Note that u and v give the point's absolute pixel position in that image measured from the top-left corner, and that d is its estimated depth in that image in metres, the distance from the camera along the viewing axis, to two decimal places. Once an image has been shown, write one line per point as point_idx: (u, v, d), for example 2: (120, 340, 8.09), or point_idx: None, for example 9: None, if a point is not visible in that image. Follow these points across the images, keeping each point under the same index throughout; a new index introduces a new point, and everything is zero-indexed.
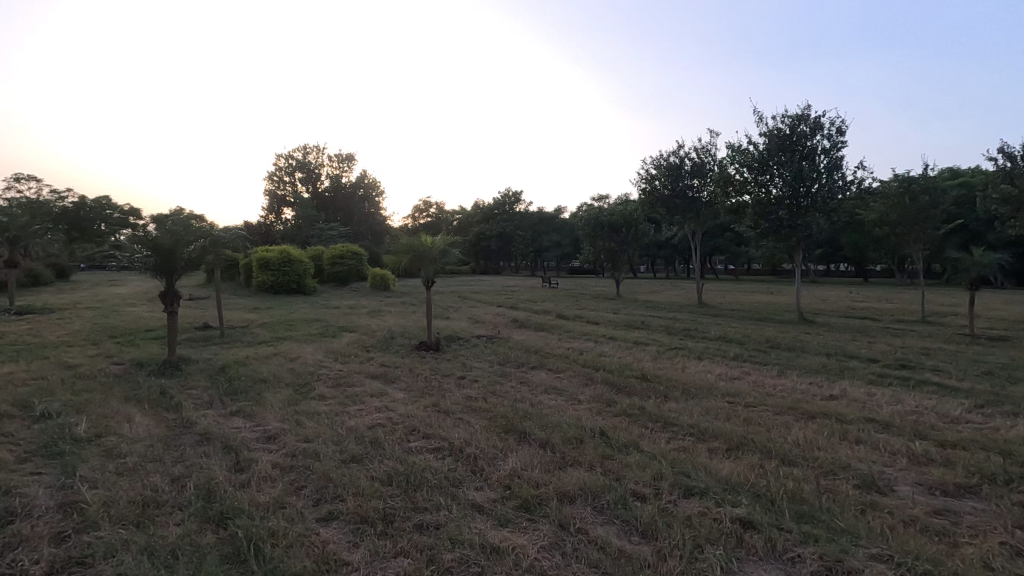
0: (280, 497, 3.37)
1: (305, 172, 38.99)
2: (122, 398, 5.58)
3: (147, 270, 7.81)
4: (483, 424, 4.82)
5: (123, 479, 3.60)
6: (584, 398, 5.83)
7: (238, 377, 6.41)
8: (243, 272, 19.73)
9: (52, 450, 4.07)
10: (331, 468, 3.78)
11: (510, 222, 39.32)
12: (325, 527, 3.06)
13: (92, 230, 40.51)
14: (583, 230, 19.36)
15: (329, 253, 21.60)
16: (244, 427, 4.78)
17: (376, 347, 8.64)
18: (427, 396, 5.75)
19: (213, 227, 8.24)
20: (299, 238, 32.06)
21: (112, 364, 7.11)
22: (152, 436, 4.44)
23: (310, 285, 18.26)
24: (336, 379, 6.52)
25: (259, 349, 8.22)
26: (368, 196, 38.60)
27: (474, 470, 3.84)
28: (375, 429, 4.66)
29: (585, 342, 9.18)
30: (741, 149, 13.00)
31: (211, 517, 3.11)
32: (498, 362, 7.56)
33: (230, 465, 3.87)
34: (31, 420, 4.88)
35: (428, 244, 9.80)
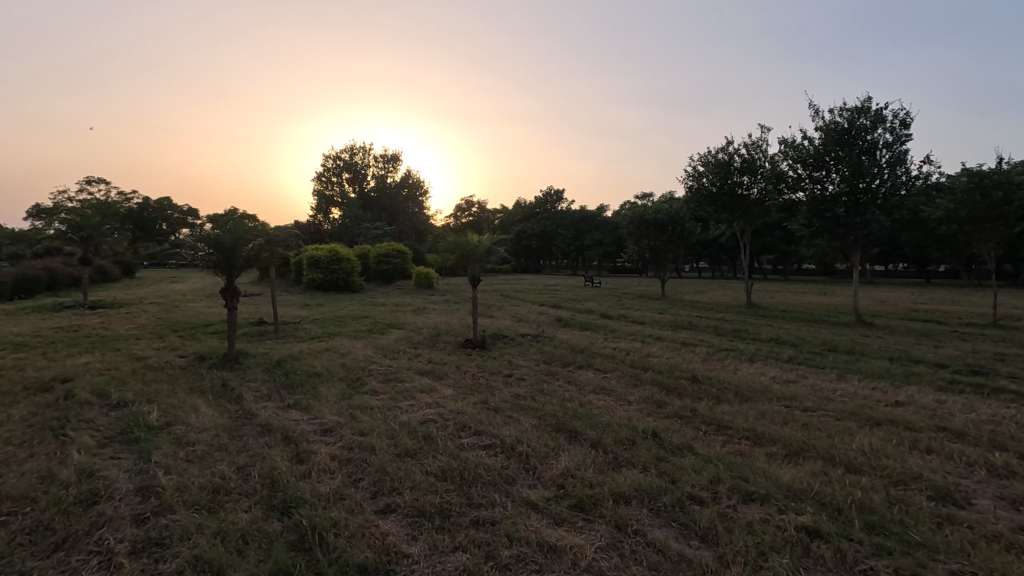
0: (339, 489, 3.46)
1: (352, 172, 40.03)
2: (188, 389, 5.86)
3: (209, 267, 8.20)
4: (534, 423, 4.82)
5: (192, 466, 3.78)
6: (634, 398, 5.75)
7: (294, 371, 6.65)
8: (294, 270, 20.45)
9: (128, 436, 4.32)
10: (387, 462, 3.86)
11: (552, 221, 39.24)
12: (383, 519, 3.12)
13: (155, 229, 42.89)
14: (627, 228, 19.13)
15: (375, 251, 22.08)
16: (302, 419, 4.93)
17: (423, 344, 8.78)
18: (476, 393, 5.80)
19: (267, 225, 8.54)
20: (346, 237, 32.92)
21: (177, 356, 7.49)
22: (216, 426, 4.64)
23: (358, 283, 18.72)
24: (386, 374, 6.65)
25: (312, 344, 8.50)
26: (411, 196, 39.28)
27: (527, 468, 3.84)
28: (427, 424, 4.73)
29: (631, 343, 9.05)
30: (795, 144, 12.54)
31: (276, 505, 3.23)
32: (545, 361, 7.56)
33: (291, 456, 4.00)
34: (108, 407, 5.20)
35: (474, 243, 9.86)
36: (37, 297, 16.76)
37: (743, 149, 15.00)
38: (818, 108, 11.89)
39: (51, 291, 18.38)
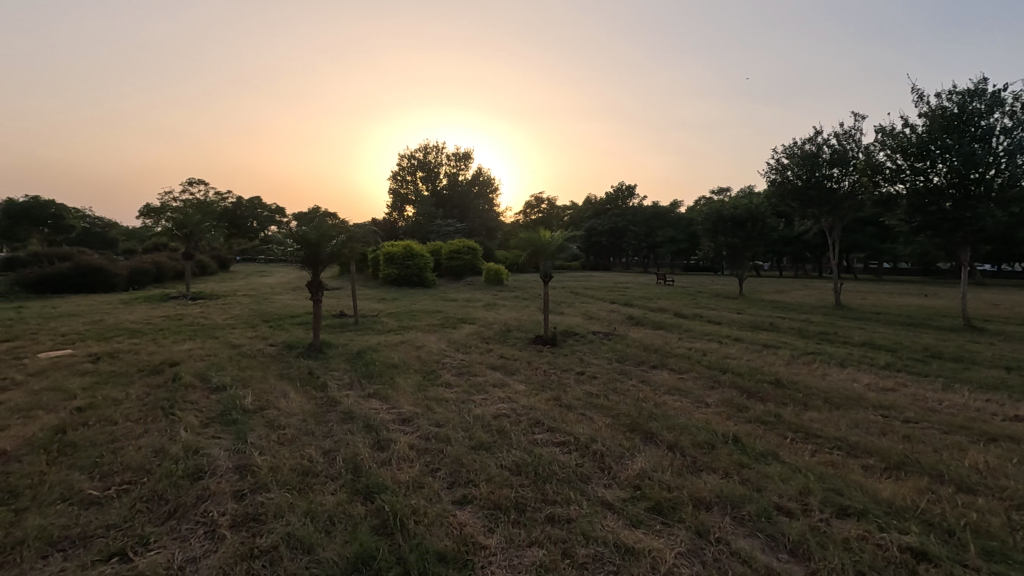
0: (418, 477, 3.56)
1: (426, 171, 41.26)
2: (278, 376, 6.27)
3: (297, 261, 8.70)
4: (607, 422, 4.74)
5: (283, 449, 4.02)
6: (712, 400, 5.52)
7: (373, 361, 6.93)
8: (371, 265, 21.33)
9: (227, 418, 4.67)
10: (463, 454, 3.93)
11: (623, 217, 38.58)
12: (460, 509, 3.18)
13: (246, 228, 46.13)
14: (703, 225, 18.43)
15: (447, 248, 22.56)
16: (381, 408, 5.13)
17: (494, 339, 8.88)
18: (548, 390, 5.80)
19: (348, 223, 8.92)
20: (420, 234, 33.98)
21: (268, 345, 8.01)
22: (303, 412, 4.93)
23: (431, 279, 19.22)
24: (460, 368, 6.79)
25: (388, 337, 8.81)
26: (482, 193, 39.93)
27: (601, 467, 3.79)
28: (500, 418, 4.78)
29: (708, 343, 8.70)
30: (894, 132, 11.59)
31: (360, 489, 3.38)
32: (617, 360, 7.42)
33: (372, 444, 4.16)
34: (209, 389, 5.65)
35: (546, 239, 9.81)
36: (148, 289, 18.50)
37: (835, 139, 14.04)
38: (922, 92, 10.90)
39: (159, 283, 20.26)
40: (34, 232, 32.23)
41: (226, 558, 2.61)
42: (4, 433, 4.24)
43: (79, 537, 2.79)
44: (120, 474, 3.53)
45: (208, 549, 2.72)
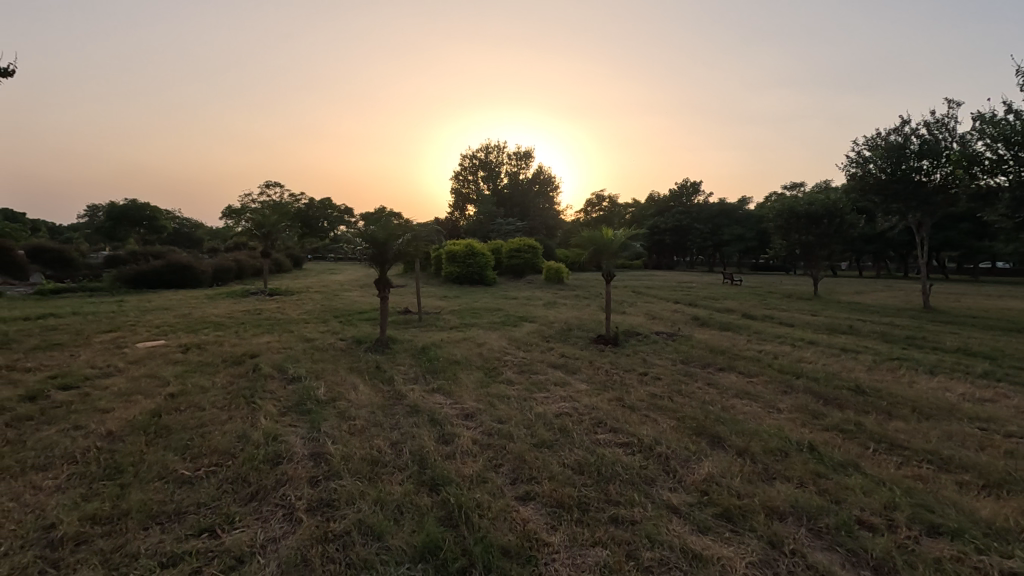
0: (482, 472, 3.61)
1: (487, 170, 41.76)
2: (347, 369, 6.55)
3: (365, 260, 9.03)
4: (672, 424, 4.63)
5: (353, 439, 4.19)
6: (784, 406, 5.27)
7: (436, 357, 7.09)
8: (434, 263, 21.82)
9: (302, 408, 4.93)
10: (525, 450, 3.96)
11: (687, 214, 37.42)
12: (523, 505, 3.21)
13: (318, 228, 48.44)
14: (774, 223, 17.59)
15: (508, 246, 22.71)
16: (445, 402, 5.25)
17: (555, 337, 8.86)
18: (610, 390, 5.72)
19: (412, 222, 9.15)
20: (480, 232, 34.45)
21: (338, 339, 8.38)
22: (372, 404, 5.12)
23: (491, 277, 19.44)
24: (521, 366, 6.83)
25: (451, 334, 9.00)
26: (542, 192, 39.92)
27: (667, 470, 3.70)
28: (562, 417, 4.77)
29: (780, 346, 8.30)
30: (993, 119, 10.60)
31: (426, 480, 3.47)
32: (682, 361, 7.22)
33: (438, 437, 4.27)
34: (286, 380, 5.99)
35: (609, 237, 9.66)
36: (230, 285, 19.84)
37: (925, 128, 12.99)
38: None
39: (240, 280, 21.68)
40: (132, 232, 35.42)
41: (303, 540, 2.75)
42: (110, 415, 4.67)
43: (174, 512, 3.04)
44: (208, 457, 3.80)
45: (287, 530, 2.89)
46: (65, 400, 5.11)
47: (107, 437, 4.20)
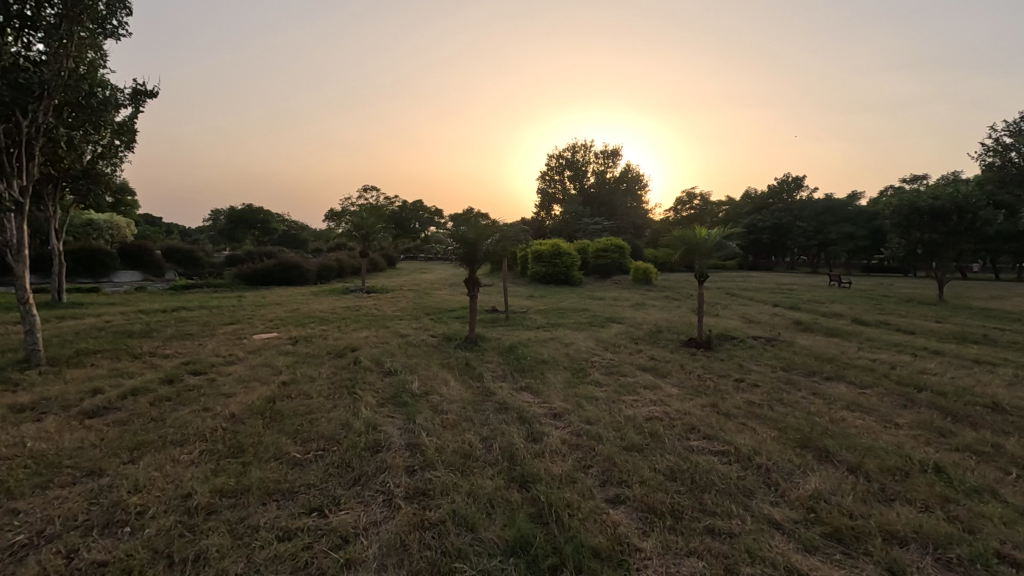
0: (571, 472, 3.60)
1: (573, 170, 41.62)
2: (439, 364, 6.80)
3: (456, 259, 9.31)
4: (773, 435, 4.35)
5: (446, 432, 4.35)
6: (903, 421, 4.79)
7: (524, 356, 7.17)
8: (520, 264, 22.08)
9: (398, 400, 5.18)
10: (615, 453, 3.90)
11: (789, 212, 35.04)
12: (614, 508, 3.16)
13: (410, 228, 50.60)
14: (891, 220, 16.01)
15: (594, 246, 22.47)
16: (534, 401, 5.29)
17: (644, 339, 8.65)
18: (703, 396, 5.48)
19: (501, 222, 9.31)
20: (566, 232, 34.43)
21: (429, 336, 8.71)
22: (463, 399, 5.28)
23: (577, 277, 19.31)
24: (609, 367, 6.73)
25: (537, 333, 9.05)
26: (630, 190, 39.10)
27: (768, 482, 3.49)
28: (652, 421, 4.65)
29: (898, 355, 7.54)
30: None
31: (515, 477, 3.53)
32: (782, 368, 6.77)
33: (527, 435, 4.31)
34: (382, 372, 6.34)
35: (702, 236, 9.25)
36: (332, 283, 21.29)
37: None
38: None
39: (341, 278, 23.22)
40: (249, 233, 39.14)
41: (401, 525, 2.90)
42: (233, 399, 5.18)
43: (288, 491, 3.31)
44: (316, 441, 4.10)
45: (387, 515, 3.05)
46: (196, 384, 5.74)
47: (231, 419, 4.65)
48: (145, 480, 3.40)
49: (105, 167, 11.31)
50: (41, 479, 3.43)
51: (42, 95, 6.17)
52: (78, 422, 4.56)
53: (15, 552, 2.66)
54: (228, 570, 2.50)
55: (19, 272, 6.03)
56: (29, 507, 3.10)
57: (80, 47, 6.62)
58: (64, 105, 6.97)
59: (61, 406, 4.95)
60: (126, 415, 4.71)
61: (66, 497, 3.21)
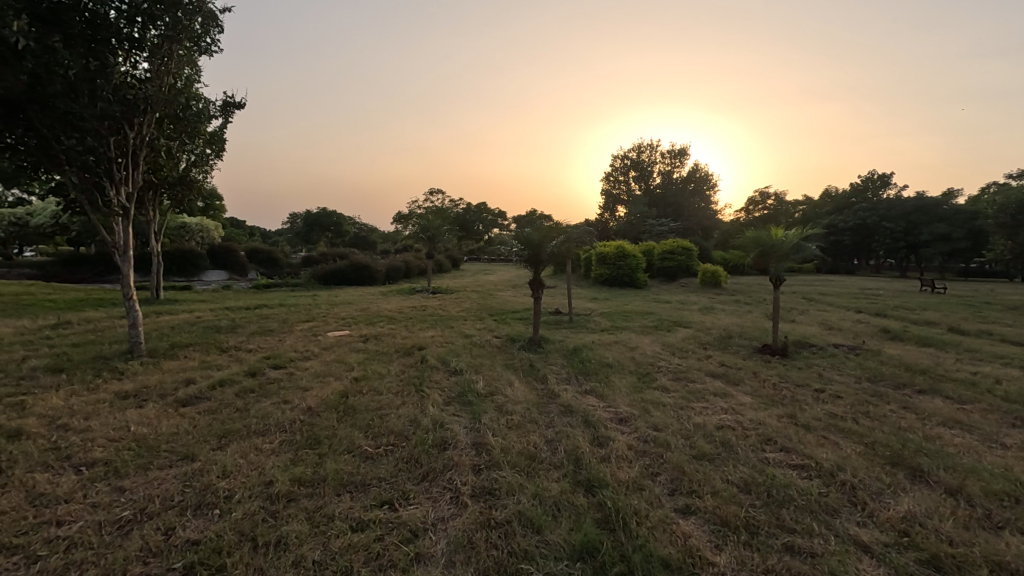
0: (638, 479, 3.52)
1: (638, 170, 40.87)
2: (503, 365, 6.85)
3: (521, 261, 9.35)
4: (859, 450, 4.06)
5: (511, 433, 4.36)
6: (1011, 441, 4.34)
7: (588, 359, 7.09)
8: (584, 266, 21.89)
9: (464, 399, 5.26)
10: (684, 462, 3.77)
11: (874, 212, 32.71)
12: (683, 518, 3.06)
13: (473, 230, 51.36)
14: (995, 220, 14.60)
15: (660, 248, 21.93)
16: (599, 405, 5.22)
17: (713, 345, 8.33)
18: (779, 406, 5.20)
19: (566, 224, 9.25)
20: (631, 233, 33.79)
21: (494, 336, 8.80)
22: (528, 400, 5.29)
23: (643, 279, 18.88)
24: (677, 373, 6.53)
25: (602, 336, 8.93)
26: (698, 191, 37.89)
27: (853, 501, 3.27)
28: (724, 430, 4.46)
29: (1004, 369, 6.84)
30: None
31: (581, 481, 3.49)
32: (868, 379, 6.31)
33: (592, 439, 4.26)
34: (448, 372, 6.46)
35: (778, 238, 8.79)
36: (399, 283, 22.00)
37: None
38: None
39: (408, 278, 23.93)
40: (324, 235, 41.16)
41: (468, 523, 2.93)
42: (309, 393, 5.45)
43: (361, 483, 3.43)
44: (387, 437, 4.24)
45: (454, 512, 3.10)
46: (276, 377, 6.09)
47: (307, 412, 4.90)
48: (232, 467, 3.63)
49: (197, 174, 12.25)
50: (143, 461, 3.74)
51: (147, 109, 6.76)
52: (174, 409, 4.95)
53: (121, 527, 2.91)
54: (307, 556, 2.62)
55: (125, 270, 6.62)
56: (133, 486, 3.39)
57: (178, 63, 7.18)
58: (164, 118, 7.59)
59: (158, 394, 5.38)
60: (214, 405, 5.07)
61: (164, 479, 3.49)
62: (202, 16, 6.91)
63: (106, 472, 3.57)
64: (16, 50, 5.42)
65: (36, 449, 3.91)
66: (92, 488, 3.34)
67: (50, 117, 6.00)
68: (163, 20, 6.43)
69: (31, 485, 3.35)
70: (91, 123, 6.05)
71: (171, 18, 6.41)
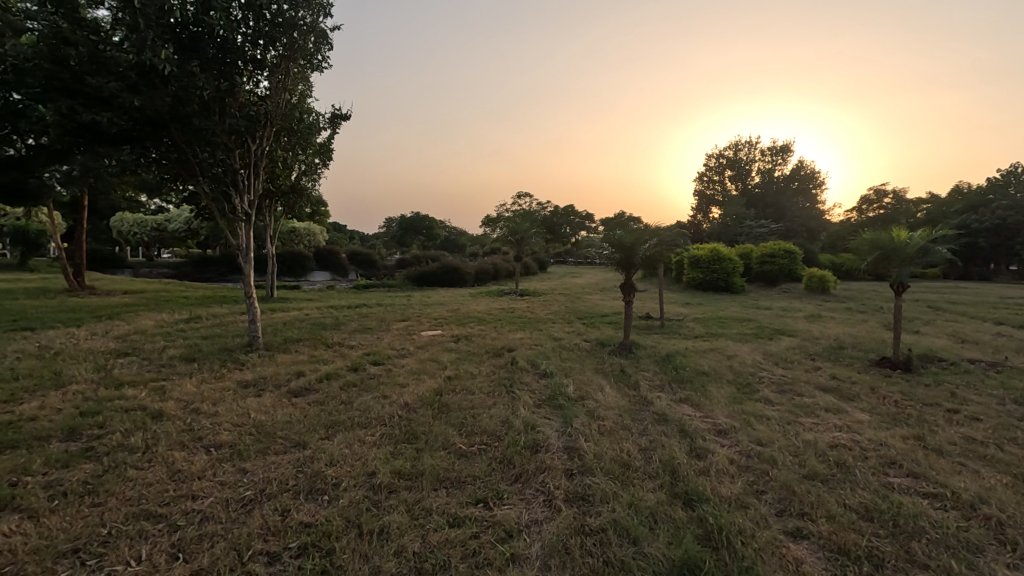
0: (742, 496, 3.32)
1: (735, 169, 38.90)
2: (594, 369, 6.75)
3: (612, 264, 9.17)
4: (1006, 481, 3.56)
5: (604, 439, 4.28)
6: None
7: (682, 366, 6.82)
8: (676, 269, 21.11)
9: (555, 402, 5.25)
10: (793, 481, 3.51)
11: (1017, 210, 28.73)
12: (793, 542, 2.84)
13: (561, 233, 51.33)
14: None
15: (760, 251, 20.67)
16: (696, 415, 4.99)
17: (822, 356, 7.70)
18: (904, 426, 4.68)
19: (660, 226, 8.95)
20: (727, 235, 32.17)
21: (583, 340, 8.72)
22: (620, 407, 5.18)
23: (740, 284, 17.85)
24: (781, 385, 6.09)
25: (697, 343, 8.55)
26: (803, 190, 35.34)
27: (1000, 539, 2.87)
28: (838, 449, 4.10)
29: None
30: None
31: (679, 493, 3.35)
32: (1015, 401, 5.51)
33: (689, 450, 4.07)
34: (539, 374, 6.48)
35: (901, 240, 7.93)
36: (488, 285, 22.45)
37: None
38: None
39: (496, 280, 24.36)
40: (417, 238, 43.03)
41: (563, 528, 2.91)
42: (405, 389, 5.68)
43: (456, 480, 3.52)
44: (480, 436, 4.31)
45: (547, 516, 3.09)
46: (375, 372, 6.42)
47: (405, 407, 5.12)
48: (338, 456, 3.87)
49: (307, 182, 13.25)
50: (262, 446, 4.08)
51: (267, 124, 7.43)
52: (288, 399, 5.38)
53: (244, 505, 3.19)
54: (407, 546, 2.72)
55: (246, 271, 7.27)
56: (253, 468, 3.71)
57: (294, 80, 7.80)
58: (281, 131, 8.28)
59: (274, 385, 5.86)
60: (322, 397, 5.44)
61: (279, 463, 3.78)
62: (315, 36, 7.48)
63: (231, 454, 3.93)
64: (162, 76, 6.16)
65: (175, 429, 4.40)
66: (219, 468, 3.70)
67: (188, 134, 6.74)
68: (281, 41, 7.05)
69: (172, 461, 3.77)
70: (220, 138, 6.72)
71: (288, 39, 7.04)
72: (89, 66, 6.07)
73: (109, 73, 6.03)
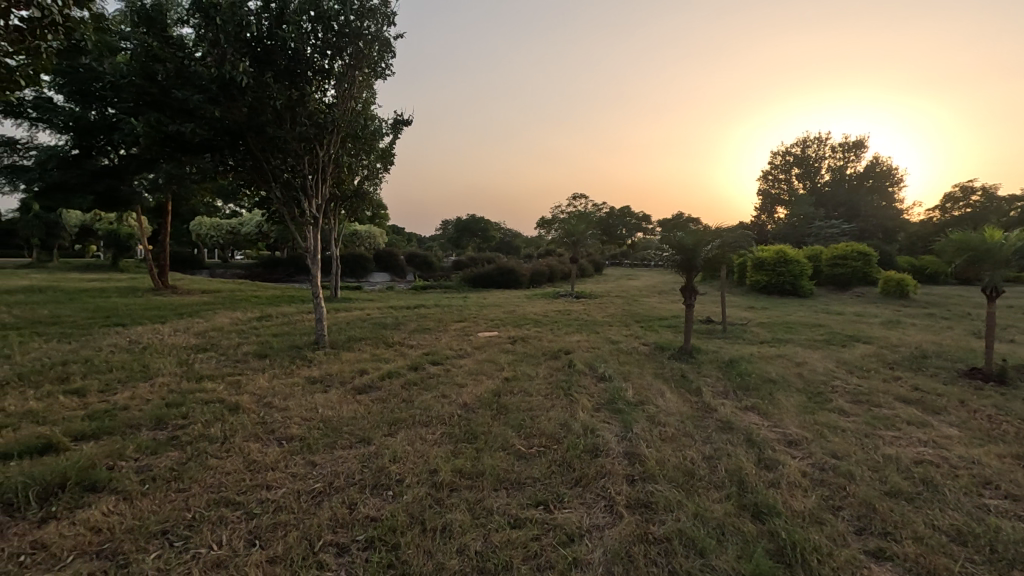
0: (816, 511, 3.14)
1: (803, 167, 37.13)
2: (653, 374, 6.60)
3: (672, 266, 8.95)
4: None
5: (666, 445, 4.18)
6: None
7: (747, 373, 6.56)
8: (739, 272, 20.36)
9: (614, 406, 5.17)
10: (873, 497, 3.29)
11: None
12: (876, 563, 2.67)
13: (617, 234, 50.62)
14: None
15: (830, 253, 19.61)
16: (764, 424, 4.78)
17: (902, 365, 7.21)
18: (1001, 444, 4.30)
19: (723, 227, 8.65)
20: (794, 237, 30.72)
21: (642, 344, 8.55)
22: (682, 413, 5.04)
23: (808, 287, 16.99)
24: (857, 394, 5.74)
25: (762, 348, 8.21)
26: (878, 188, 33.27)
27: None
28: (924, 466, 3.81)
29: None
30: None
31: (747, 505, 3.22)
32: None
33: (757, 461, 3.90)
34: (596, 377, 6.41)
35: (994, 241, 7.30)
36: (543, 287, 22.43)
37: None
38: None
39: (551, 282, 24.31)
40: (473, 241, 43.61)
41: (626, 535, 2.86)
42: (464, 389, 5.76)
43: (516, 481, 3.53)
44: (539, 438, 4.31)
45: (609, 521, 3.04)
46: (435, 372, 6.55)
47: (464, 406, 5.19)
48: (401, 453, 3.96)
49: (370, 187, 13.70)
50: (329, 440, 4.25)
51: (334, 130, 7.73)
52: (352, 395, 5.58)
53: (314, 496, 3.32)
54: (470, 545, 2.75)
55: (314, 271, 7.60)
56: (322, 462, 3.86)
57: (359, 88, 8.08)
58: (347, 138, 8.59)
59: (340, 381, 6.10)
60: (385, 394, 5.60)
61: (346, 458, 3.92)
62: (379, 45, 7.72)
63: (302, 446, 4.11)
64: (240, 88, 6.54)
65: (250, 421, 4.66)
66: (291, 460, 3.87)
67: (262, 142, 7.11)
68: (348, 50, 7.32)
69: (248, 452, 3.98)
70: (292, 145, 7.05)
71: (354, 49, 7.31)
72: (176, 80, 6.53)
73: (193, 86, 6.46)
